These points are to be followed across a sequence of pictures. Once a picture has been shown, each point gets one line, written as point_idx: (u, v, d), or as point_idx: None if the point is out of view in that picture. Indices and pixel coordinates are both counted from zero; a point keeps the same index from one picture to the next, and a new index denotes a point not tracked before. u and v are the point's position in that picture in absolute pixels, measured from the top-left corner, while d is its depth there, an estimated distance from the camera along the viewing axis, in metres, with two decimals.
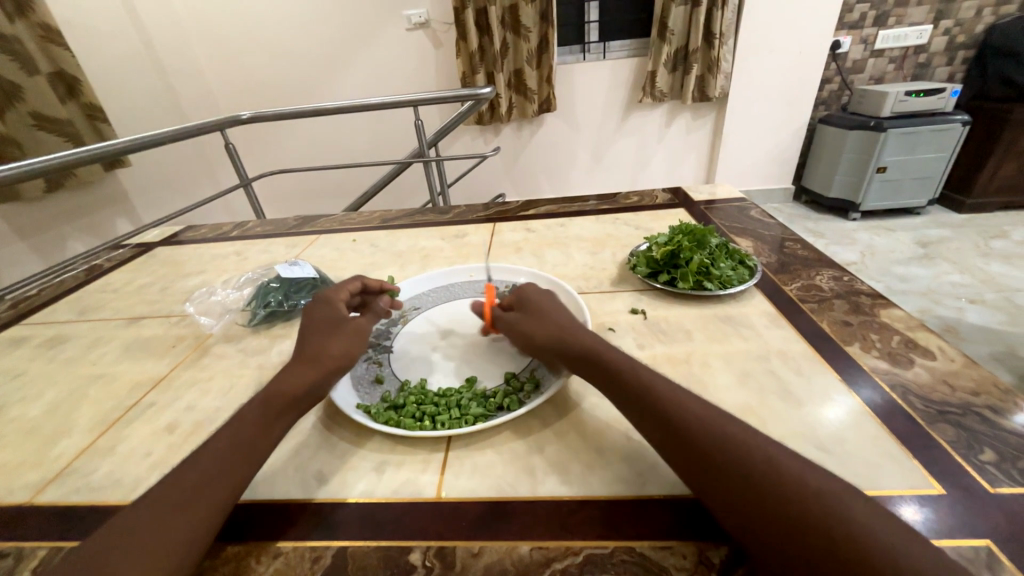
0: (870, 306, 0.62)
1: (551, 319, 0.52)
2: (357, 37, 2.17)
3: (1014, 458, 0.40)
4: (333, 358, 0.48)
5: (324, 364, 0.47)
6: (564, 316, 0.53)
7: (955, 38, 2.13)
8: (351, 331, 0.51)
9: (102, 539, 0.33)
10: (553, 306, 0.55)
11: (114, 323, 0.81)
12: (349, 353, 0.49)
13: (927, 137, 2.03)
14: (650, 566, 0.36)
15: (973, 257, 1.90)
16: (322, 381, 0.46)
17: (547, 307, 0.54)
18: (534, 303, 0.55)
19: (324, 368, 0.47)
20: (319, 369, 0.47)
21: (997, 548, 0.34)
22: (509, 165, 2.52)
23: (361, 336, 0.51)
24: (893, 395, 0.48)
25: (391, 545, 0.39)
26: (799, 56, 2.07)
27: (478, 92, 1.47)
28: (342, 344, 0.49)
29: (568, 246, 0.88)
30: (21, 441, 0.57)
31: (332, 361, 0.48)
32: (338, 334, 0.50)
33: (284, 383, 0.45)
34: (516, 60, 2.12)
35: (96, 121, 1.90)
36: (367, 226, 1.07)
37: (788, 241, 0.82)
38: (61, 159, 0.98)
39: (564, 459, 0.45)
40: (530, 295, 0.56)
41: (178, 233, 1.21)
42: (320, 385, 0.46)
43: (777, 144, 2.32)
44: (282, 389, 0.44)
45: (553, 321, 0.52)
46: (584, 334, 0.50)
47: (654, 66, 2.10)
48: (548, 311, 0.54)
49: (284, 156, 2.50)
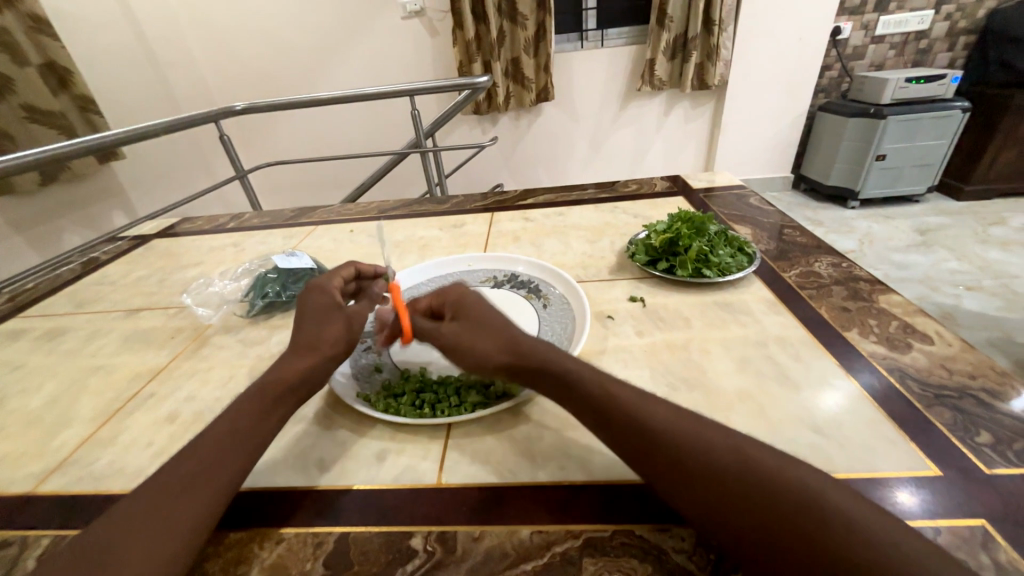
0: (869, 292, 0.62)
1: (494, 327, 0.47)
2: (352, 25, 2.14)
3: (1010, 439, 0.41)
4: (330, 346, 0.48)
5: (321, 352, 0.47)
6: (506, 322, 0.48)
7: (956, 24, 2.11)
8: (346, 319, 0.50)
9: (100, 530, 0.33)
10: (495, 312, 0.49)
11: (113, 315, 0.81)
12: (345, 341, 0.49)
13: (926, 124, 2.02)
14: (648, 549, 0.36)
15: (972, 244, 1.90)
16: (320, 369, 0.46)
17: (484, 313, 0.49)
18: (472, 308, 0.49)
19: (322, 356, 0.47)
20: (317, 356, 0.47)
21: (992, 527, 0.34)
22: (508, 156, 2.50)
23: (357, 324, 0.51)
24: (890, 379, 0.48)
25: (393, 530, 0.39)
26: (799, 43, 2.05)
27: (475, 81, 1.46)
28: (338, 331, 0.49)
29: (566, 235, 0.88)
30: (23, 432, 0.57)
31: (329, 349, 0.48)
32: (334, 321, 0.50)
33: (282, 371, 0.45)
34: (513, 49, 2.10)
35: (89, 113, 1.90)
36: (365, 217, 1.06)
37: (787, 228, 0.81)
38: (54, 151, 0.97)
39: (562, 445, 0.45)
40: (467, 301, 0.51)
41: (175, 225, 1.20)
42: (318, 373, 0.46)
43: (777, 132, 2.30)
44: (280, 377, 0.44)
45: (495, 331, 0.47)
46: (541, 347, 0.45)
47: (653, 54, 2.08)
48: (488, 318, 0.48)
49: (280, 147, 2.48)
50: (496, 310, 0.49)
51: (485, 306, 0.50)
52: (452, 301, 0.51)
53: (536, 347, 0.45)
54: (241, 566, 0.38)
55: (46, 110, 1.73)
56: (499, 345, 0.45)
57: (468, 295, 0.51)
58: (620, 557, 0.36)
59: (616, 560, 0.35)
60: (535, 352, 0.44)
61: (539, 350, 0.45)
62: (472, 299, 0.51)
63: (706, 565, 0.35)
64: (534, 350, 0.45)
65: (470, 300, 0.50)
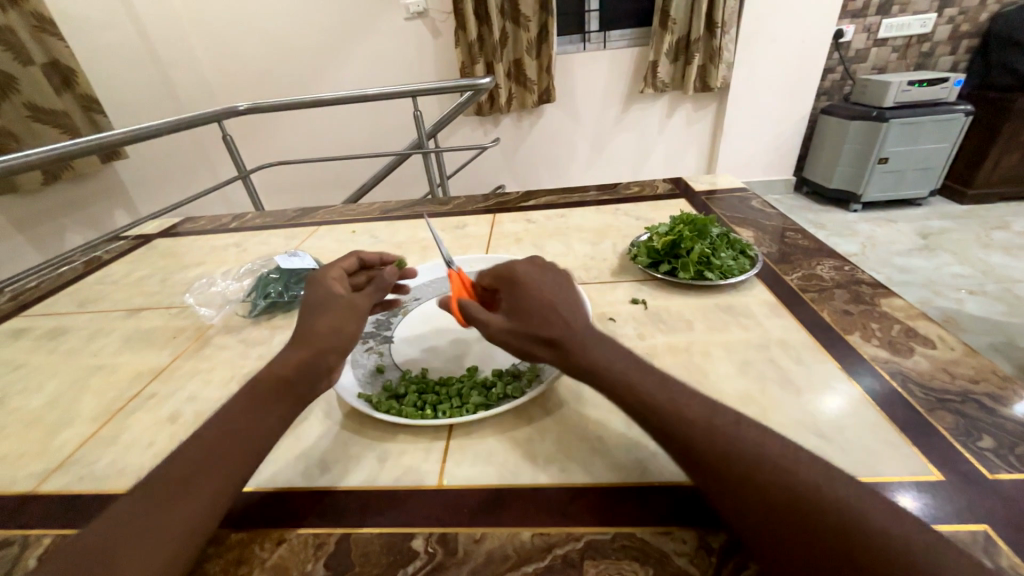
0: (871, 295, 0.62)
1: (537, 313, 0.46)
2: (355, 26, 2.14)
3: (1012, 444, 0.41)
4: (323, 338, 0.46)
5: (315, 345, 0.46)
6: (552, 305, 0.46)
7: (959, 27, 2.11)
8: (341, 308, 0.49)
9: (98, 530, 0.33)
10: (545, 292, 0.48)
11: (115, 314, 0.81)
12: (341, 330, 0.47)
13: (929, 127, 2.02)
14: (650, 551, 0.36)
15: (974, 248, 1.90)
16: (314, 361, 0.45)
17: (529, 294, 0.47)
18: (522, 288, 0.48)
19: (316, 349, 0.46)
20: (311, 350, 0.46)
21: (994, 532, 0.34)
22: (509, 157, 2.51)
23: (353, 312, 0.49)
24: (892, 383, 0.48)
25: (394, 531, 0.39)
26: (801, 46, 2.05)
27: (477, 82, 1.46)
28: (332, 321, 0.48)
29: (568, 237, 0.88)
30: (25, 432, 0.57)
31: (323, 340, 0.46)
32: (329, 312, 0.49)
33: (276, 367, 0.44)
34: (515, 50, 2.10)
35: (91, 113, 1.91)
36: (367, 218, 1.07)
37: (789, 231, 0.81)
38: (58, 150, 0.97)
39: (563, 447, 0.45)
40: (519, 279, 0.49)
41: (177, 225, 1.20)
42: (313, 366, 0.45)
43: (779, 135, 2.30)
44: (276, 375, 0.44)
45: (538, 318, 0.46)
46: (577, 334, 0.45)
47: (655, 56, 2.08)
48: (535, 301, 0.47)
49: (282, 147, 2.48)
50: (546, 292, 0.48)
51: (537, 286, 0.48)
52: (504, 278, 0.50)
53: (574, 337, 0.45)
54: (242, 566, 0.38)
55: (49, 109, 1.74)
56: (537, 334, 0.45)
57: (521, 273, 0.50)
58: (622, 559, 0.36)
59: (617, 562, 0.35)
60: (572, 341, 0.44)
61: (576, 340, 0.44)
62: (524, 277, 0.49)
63: (708, 567, 0.35)
64: (570, 341, 0.44)
65: (522, 279, 0.49)
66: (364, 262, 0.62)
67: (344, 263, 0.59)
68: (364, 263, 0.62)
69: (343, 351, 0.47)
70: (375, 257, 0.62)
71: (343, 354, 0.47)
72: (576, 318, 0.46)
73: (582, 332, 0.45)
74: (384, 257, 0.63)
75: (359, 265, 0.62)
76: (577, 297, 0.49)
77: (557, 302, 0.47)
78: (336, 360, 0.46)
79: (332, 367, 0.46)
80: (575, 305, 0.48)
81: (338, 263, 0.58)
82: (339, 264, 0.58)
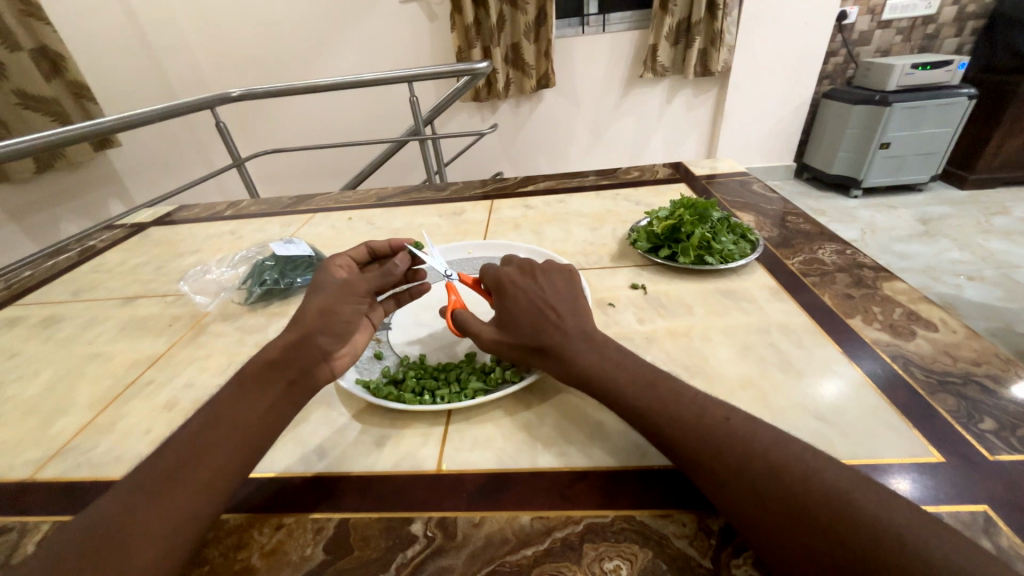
0: (874, 279, 0.62)
1: (521, 320, 0.46)
2: (349, 9, 2.09)
3: (1014, 426, 0.40)
4: (314, 318, 0.46)
5: (305, 327, 0.45)
6: (539, 312, 0.46)
7: (965, 8, 2.07)
8: (335, 290, 0.48)
9: (85, 525, 0.32)
10: (529, 299, 0.47)
11: (110, 303, 0.80)
12: (332, 312, 0.46)
13: (932, 112, 2.00)
14: (649, 534, 0.36)
15: (973, 233, 1.89)
16: (305, 343, 0.44)
17: (518, 303, 0.47)
18: (507, 298, 0.48)
19: (305, 330, 0.45)
20: (302, 331, 0.45)
21: (994, 514, 0.34)
22: (508, 143, 2.48)
23: (345, 295, 0.48)
24: (894, 366, 0.48)
25: (393, 515, 0.39)
26: (805, 27, 2.01)
27: (474, 66, 1.41)
28: (323, 303, 0.47)
29: (568, 222, 0.87)
30: (20, 419, 0.57)
31: (313, 320, 0.46)
32: (322, 295, 0.48)
33: (265, 352, 0.43)
34: (513, 34, 2.05)
35: (83, 100, 1.93)
36: (364, 205, 1.05)
37: (790, 216, 0.80)
38: (50, 138, 0.95)
39: (563, 433, 0.45)
40: (505, 290, 0.49)
41: (171, 213, 1.18)
42: (303, 349, 0.44)
43: (781, 120, 2.27)
44: (261, 362, 0.43)
45: (520, 324, 0.46)
46: (561, 338, 0.44)
47: (655, 39, 2.04)
48: (517, 308, 0.47)
49: (278, 134, 2.45)
50: (531, 297, 0.47)
51: (522, 293, 0.48)
52: (493, 288, 0.50)
53: (557, 340, 0.44)
54: (241, 551, 0.38)
55: (39, 97, 1.76)
56: (522, 340, 0.46)
57: (507, 283, 0.49)
58: (621, 542, 0.35)
59: (617, 546, 0.35)
60: (555, 347, 0.44)
61: (560, 343, 0.44)
62: (510, 284, 0.49)
63: (708, 549, 0.34)
64: (553, 344, 0.45)
65: (506, 288, 0.49)
66: (374, 252, 0.60)
67: (352, 254, 0.58)
68: (375, 253, 0.60)
69: (335, 334, 0.46)
70: (384, 245, 0.60)
71: (336, 337, 0.46)
72: (565, 320, 0.46)
73: (568, 334, 0.45)
74: (393, 244, 0.60)
75: (370, 255, 0.60)
76: (569, 297, 0.48)
77: (543, 308, 0.46)
78: (329, 343, 0.45)
79: (325, 351, 0.45)
80: (567, 308, 0.47)
81: (346, 254, 0.57)
82: (346, 255, 0.57)
